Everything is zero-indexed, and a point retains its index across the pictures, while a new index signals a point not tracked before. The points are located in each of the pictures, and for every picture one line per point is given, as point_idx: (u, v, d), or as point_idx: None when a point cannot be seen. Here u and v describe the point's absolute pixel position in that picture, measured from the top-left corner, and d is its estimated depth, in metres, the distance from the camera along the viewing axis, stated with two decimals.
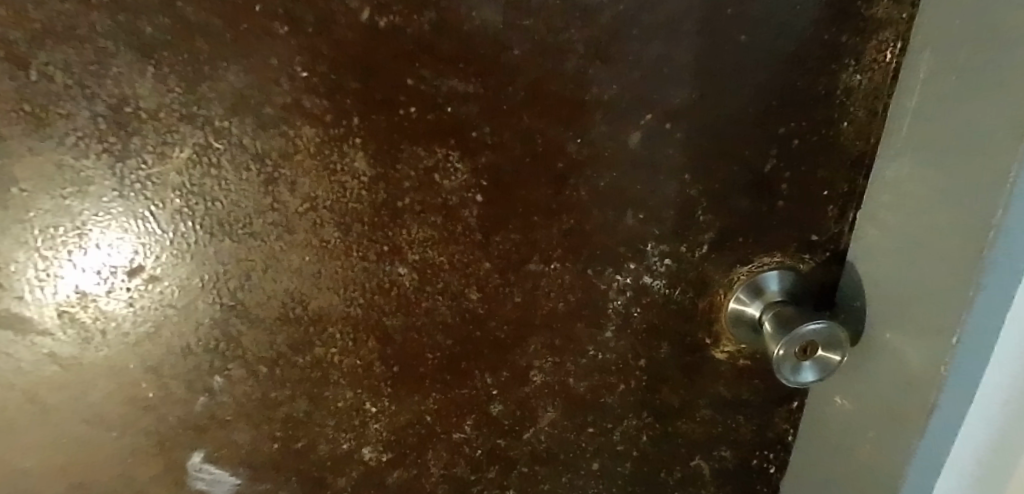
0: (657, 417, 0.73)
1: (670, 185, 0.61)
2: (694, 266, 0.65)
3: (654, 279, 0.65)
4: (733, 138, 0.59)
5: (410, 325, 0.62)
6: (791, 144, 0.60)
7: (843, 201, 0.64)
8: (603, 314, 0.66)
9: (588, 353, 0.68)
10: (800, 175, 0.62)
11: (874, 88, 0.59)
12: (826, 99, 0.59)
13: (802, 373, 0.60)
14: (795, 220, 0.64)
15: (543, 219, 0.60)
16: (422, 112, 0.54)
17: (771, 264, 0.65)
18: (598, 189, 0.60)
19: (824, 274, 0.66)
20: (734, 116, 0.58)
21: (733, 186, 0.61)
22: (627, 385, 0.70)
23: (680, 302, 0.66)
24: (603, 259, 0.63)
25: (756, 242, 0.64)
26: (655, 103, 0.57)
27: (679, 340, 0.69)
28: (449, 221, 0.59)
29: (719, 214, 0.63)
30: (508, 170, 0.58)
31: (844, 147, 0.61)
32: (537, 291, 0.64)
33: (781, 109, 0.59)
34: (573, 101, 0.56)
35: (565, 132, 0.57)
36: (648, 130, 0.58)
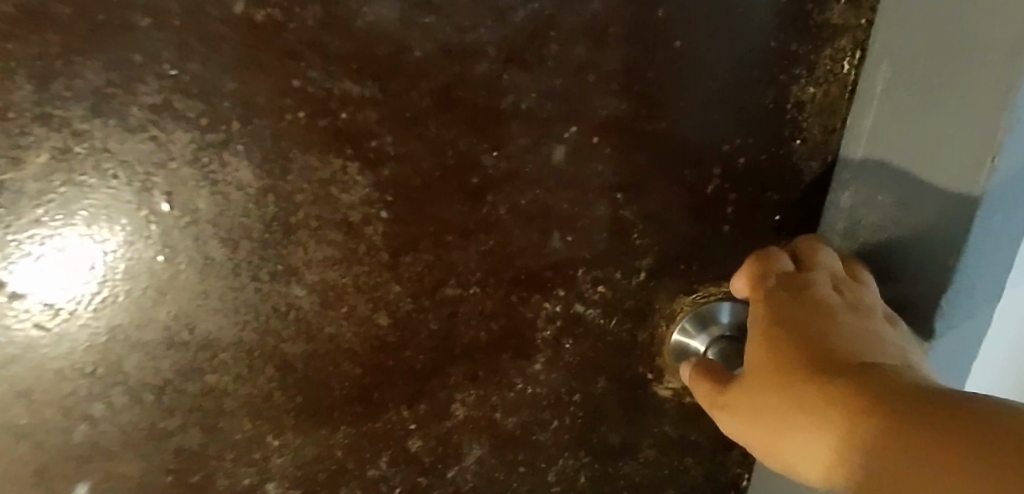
0: (598, 460, 0.65)
1: (600, 205, 0.54)
2: (632, 295, 0.58)
3: (587, 307, 0.59)
4: (671, 155, 0.53)
5: (314, 352, 0.57)
6: (737, 163, 0.54)
7: (797, 230, 0.56)
8: (530, 344, 0.60)
9: (516, 386, 0.61)
10: (748, 198, 0.55)
11: (830, 102, 0.52)
12: (775, 113, 0.53)
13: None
14: (743, 246, 0.57)
15: (459, 239, 0.54)
16: (313, 118, 0.48)
17: (719, 294, 0.59)
18: (519, 207, 0.54)
19: None
20: (671, 130, 0.52)
21: (673, 207, 0.55)
22: (563, 423, 0.63)
23: (617, 333, 0.60)
24: (528, 284, 0.57)
25: (701, 270, 0.58)
26: (580, 114, 0.51)
27: (617, 375, 0.62)
28: (351, 240, 0.53)
29: (658, 238, 0.56)
30: (416, 184, 0.52)
31: (798, 168, 0.54)
32: (455, 317, 0.57)
33: (724, 124, 0.53)
34: (486, 110, 0.50)
35: (479, 144, 0.51)
36: (574, 143, 0.52)
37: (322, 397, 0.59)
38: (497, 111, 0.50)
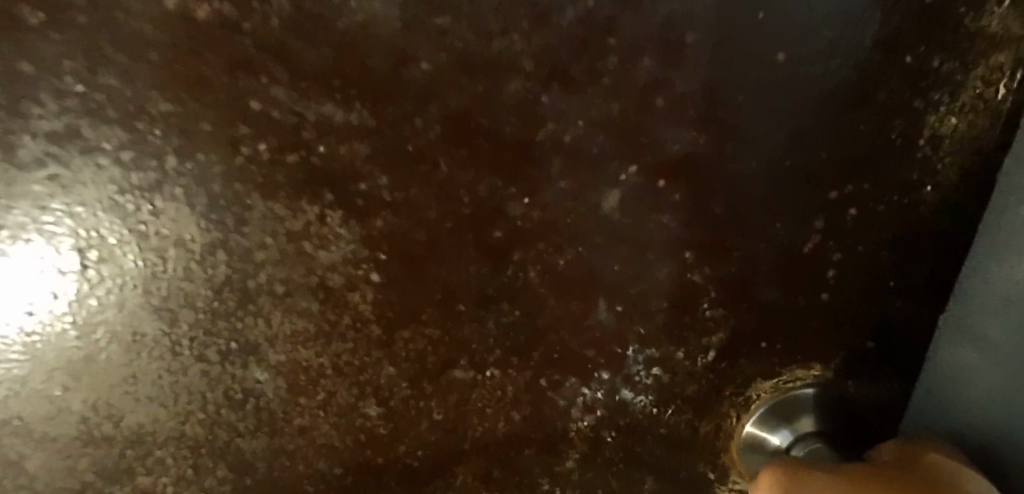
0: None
1: (662, 267, 0.41)
2: (695, 379, 0.45)
3: (637, 394, 0.45)
4: (761, 203, 0.40)
5: (279, 449, 0.43)
6: (846, 216, 0.41)
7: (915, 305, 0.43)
8: (561, 439, 0.46)
9: (541, 488, 0.47)
10: (857, 259, 0.42)
11: (976, 137, 0.39)
12: (901, 150, 0.40)
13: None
14: (842, 318, 0.44)
15: (474, 309, 0.41)
16: (278, 152, 0.35)
17: (806, 379, 0.45)
18: (555, 268, 0.40)
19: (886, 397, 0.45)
20: (764, 171, 0.39)
21: (756, 270, 0.42)
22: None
23: (673, 426, 0.47)
24: (561, 366, 0.44)
25: (786, 348, 0.45)
26: (643, 149, 0.38)
27: (672, 478, 0.48)
28: (332, 310, 0.39)
29: (735, 308, 0.43)
30: (419, 239, 0.38)
31: (927, 223, 0.41)
32: (466, 406, 0.44)
33: (831, 162, 0.40)
34: (517, 142, 0.37)
35: (506, 188, 0.38)
36: (632, 187, 0.39)
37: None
38: (532, 145, 0.37)
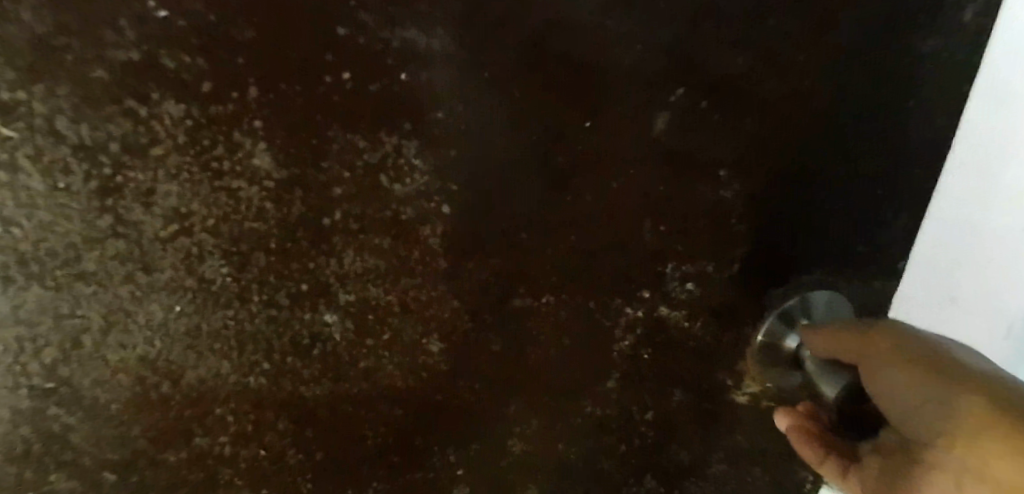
0: (660, 478, 0.57)
1: (701, 186, 0.45)
2: (723, 291, 0.50)
3: (672, 309, 0.49)
4: (783, 121, 0.44)
5: (343, 395, 0.43)
6: (848, 129, 0.46)
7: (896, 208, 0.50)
8: (604, 361, 0.49)
9: (584, 409, 0.51)
10: (859, 171, 0.48)
11: (950, 54, 0.44)
12: (892, 71, 0.44)
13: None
14: (843, 225, 0.50)
15: (533, 236, 0.43)
16: (361, 82, 0.35)
17: (808, 283, 0.51)
18: (608, 192, 0.43)
19: (866, 293, 0.53)
20: (789, 91, 0.43)
21: (777, 185, 0.47)
22: (631, 443, 0.54)
23: (702, 338, 0.51)
24: (607, 288, 0.47)
25: (796, 256, 0.50)
26: (690, 71, 0.41)
27: (696, 386, 0.53)
28: (403, 245, 0.40)
29: (755, 221, 0.48)
30: (489, 169, 0.39)
31: (907, 133, 0.47)
32: (522, 335, 0.46)
33: (840, 84, 0.44)
34: (584, 66, 0.38)
35: (570, 113, 0.40)
36: (679, 109, 0.42)
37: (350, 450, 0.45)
38: (597, 72, 0.39)
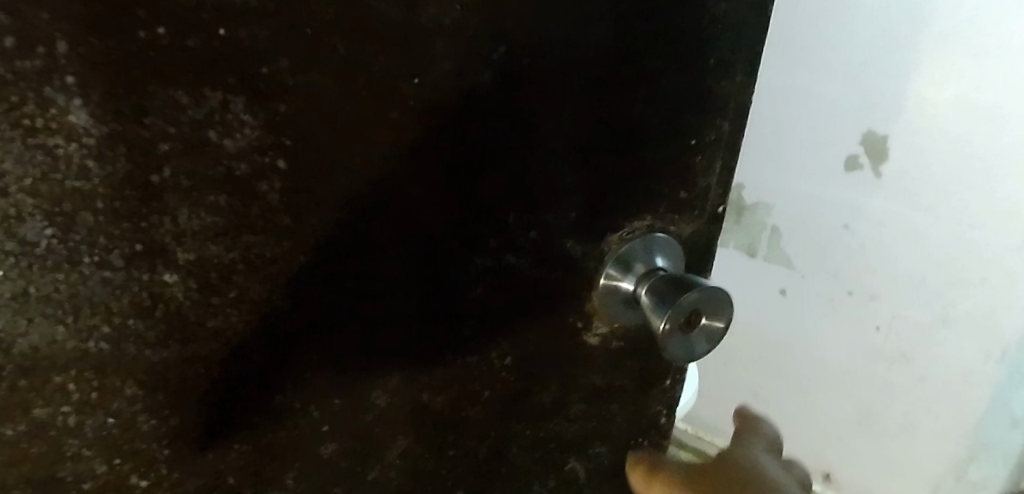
0: (525, 420, 0.62)
1: (531, 139, 0.49)
2: (561, 238, 0.54)
3: (518, 257, 0.54)
4: (601, 77, 0.49)
5: (193, 358, 0.44)
6: (658, 85, 0.52)
7: (708, 153, 0.57)
8: (461, 310, 0.54)
9: (443, 358, 0.55)
10: (672, 122, 0.54)
11: (736, 16, 0.52)
12: (690, 30, 0.51)
13: (681, 350, 0.55)
14: (660, 172, 0.55)
15: (373, 190, 0.45)
16: (177, 37, 0.36)
17: (640, 230, 0.57)
18: (444, 147, 0.46)
19: (692, 234, 0.60)
20: (602, 48, 0.48)
21: (600, 139, 0.51)
22: (493, 386, 0.59)
23: (547, 283, 0.56)
24: (456, 239, 0.50)
25: (625, 203, 0.55)
26: (509, 31, 0.45)
27: (549, 330, 0.59)
28: (239, 202, 0.41)
29: (587, 171, 0.52)
30: (320, 125, 0.41)
31: (712, 87, 0.54)
32: (373, 289, 0.48)
33: (643, 42, 0.49)
34: (406, 24, 0.41)
35: (398, 69, 0.42)
36: (503, 67, 0.45)
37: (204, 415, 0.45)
38: (419, 30, 0.42)
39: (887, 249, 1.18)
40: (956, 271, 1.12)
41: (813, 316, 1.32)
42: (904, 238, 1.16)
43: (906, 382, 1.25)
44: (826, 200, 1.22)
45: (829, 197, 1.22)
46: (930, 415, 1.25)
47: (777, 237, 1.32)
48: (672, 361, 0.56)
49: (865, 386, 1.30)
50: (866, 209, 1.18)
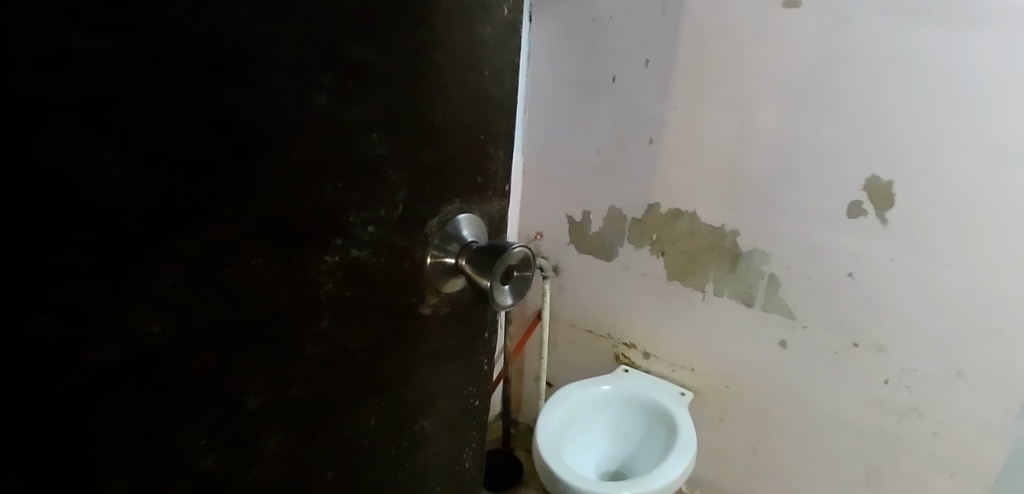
0: (379, 393, 0.74)
1: (361, 146, 0.61)
2: (393, 229, 0.67)
3: (361, 250, 0.65)
4: (405, 94, 0.63)
5: (72, 393, 0.47)
6: (452, 94, 0.67)
7: (495, 143, 0.74)
8: (316, 303, 0.64)
9: (306, 351, 0.65)
10: (466, 121, 0.69)
11: (499, 36, 0.69)
12: (470, 50, 0.67)
13: (503, 298, 0.72)
14: (459, 164, 0.70)
15: (234, 206, 0.53)
16: (39, 84, 0.41)
17: (453, 211, 0.71)
18: (290, 161, 0.56)
19: (493, 209, 0.76)
20: (401, 71, 0.62)
21: (414, 141, 0.65)
22: (350, 370, 0.70)
23: (387, 269, 0.69)
24: (306, 240, 0.60)
25: (438, 195, 0.70)
26: (334, 62, 0.57)
27: (391, 308, 0.71)
28: (109, 237, 0.46)
29: (405, 171, 0.66)
30: (182, 153, 0.49)
31: (491, 92, 0.71)
32: (243, 295, 0.57)
33: (438, 63, 0.65)
34: (241, 65, 0.51)
35: (246, 97, 0.51)
36: (331, 89, 0.57)
37: (91, 440, 0.49)
38: (255, 70, 0.52)
39: (902, 311, 1.89)
40: (965, 332, 1.82)
41: (801, 364, 2.09)
42: (912, 304, 1.87)
43: (870, 357, 1.97)
44: (828, 245, 1.95)
45: (837, 242, 1.93)
46: (932, 435, 1.94)
47: (772, 283, 2.08)
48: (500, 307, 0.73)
49: (832, 367, 2.04)
50: (853, 259, 1.92)
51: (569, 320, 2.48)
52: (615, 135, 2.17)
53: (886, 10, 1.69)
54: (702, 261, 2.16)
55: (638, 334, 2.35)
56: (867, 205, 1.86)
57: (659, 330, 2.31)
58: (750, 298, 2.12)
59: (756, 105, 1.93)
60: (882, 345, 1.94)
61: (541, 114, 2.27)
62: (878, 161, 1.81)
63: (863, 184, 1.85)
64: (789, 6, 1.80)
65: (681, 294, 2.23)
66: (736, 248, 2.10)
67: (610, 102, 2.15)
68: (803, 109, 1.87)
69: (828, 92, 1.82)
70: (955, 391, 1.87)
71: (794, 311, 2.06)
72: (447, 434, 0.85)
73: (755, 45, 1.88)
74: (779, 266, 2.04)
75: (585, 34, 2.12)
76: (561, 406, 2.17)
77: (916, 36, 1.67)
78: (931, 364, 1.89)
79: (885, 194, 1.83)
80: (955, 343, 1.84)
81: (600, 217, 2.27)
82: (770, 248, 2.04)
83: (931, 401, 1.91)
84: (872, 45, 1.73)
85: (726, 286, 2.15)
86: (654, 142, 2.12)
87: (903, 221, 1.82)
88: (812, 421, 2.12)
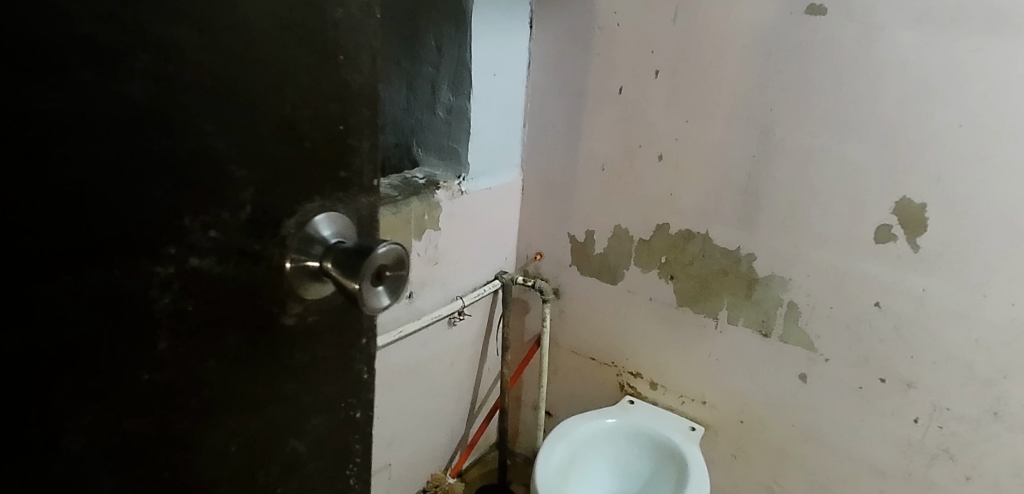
0: (241, 419, 0.62)
1: (194, 138, 0.51)
2: (240, 231, 0.56)
3: (203, 258, 0.54)
4: (242, 80, 0.53)
5: None
6: (302, 82, 0.58)
7: (361, 136, 0.65)
8: (150, 324, 0.52)
9: (142, 380, 0.52)
10: (323, 113, 0.60)
11: (355, 18, 0.60)
12: (320, 34, 0.58)
13: (380, 301, 0.62)
14: (320, 158, 0.61)
15: (18, 214, 0.43)
16: None
17: (313, 208, 0.61)
18: (97, 156, 0.46)
19: (361, 206, 0.66)
20: (231, 55, 0.52)
21: (260, 135, 0.56)
22: (204, 393, 0.58)
23: (238, 277, 0.57)
24: (131, 253, 0.49)
25: (293, 193, 0.60)
26: (150, 41, 0.47)
27: (246, 325, 0.60)
28: None
29: (253, 167, 0.56)
30: None
31: (351, 81, 0.62)
32: (46, 320, 0.46)
33: (281, 47, 0.56)
34: (8, 44, 0.41)
35: (22, 81, 0.42)
36: (146, 71, 0.47)
37: None
38: (34, 49, 0.42)
39: (935, 345, 1.70)
40: (1004, 369, 1.62)
41: (823, 399, 1.91)
42: (945, 337, 1.68)
43: (898, 392, 1.78)
44: (852, 271, 1.76)
45: (861, 268, 1.75)
46: (964, 480, 1.74)
47: (791, 311, 1.89)
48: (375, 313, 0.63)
49: (854, 403, 1.86)
50: (880, 287, 1.74)
51: (570, 347, 2.34)
52: (620, 151, 2.03)
53: (919, 15, 1.53)
54: (715, 287, 2.00)
55: (645, 362, 2.20)
56: (898, 229, 1.67)
57: (667, 357, 2.15)
58: (768, 328, 1.94)
59: (776, 120, 1.77)
60: (911, 381, 1.75)
61: (541, 127, 2.14)
62: (907, 180, 1.63)
63: (893, 205, 1.67)
64: (813, 12, 1.65)
65: (691, 321, 2.07)
66: (753, 272, 1.92)
67: (616, 115, 2.00)
68: (812, 120, 1.72)
69: (854, 105, 1.66)
70: (992, 433, 1.67)
71: (816, 342, 1.87)
72: (323, 455, 0.73)
73: (775, 55, 1.72)
74: (800, 294, 1.86)
75: (588, 42, 1.97)
76: (563, 443, 2.02)
77: (954, 46, 1.51)
78: (964, 403, 1.70)
79: (917, 219, 1.64)
80: (992, 380, 1.64)
81: (604, 237, 2.14)
82: (791, 274, 1.86)
83: (966, 445, 1.71)
84: (906, 54, 1.56)
85: (741, 313, 1.98)
86: (663, 159, 1.97)
87: (936, 248, 1.64)
88: (836, 463, 1.93)
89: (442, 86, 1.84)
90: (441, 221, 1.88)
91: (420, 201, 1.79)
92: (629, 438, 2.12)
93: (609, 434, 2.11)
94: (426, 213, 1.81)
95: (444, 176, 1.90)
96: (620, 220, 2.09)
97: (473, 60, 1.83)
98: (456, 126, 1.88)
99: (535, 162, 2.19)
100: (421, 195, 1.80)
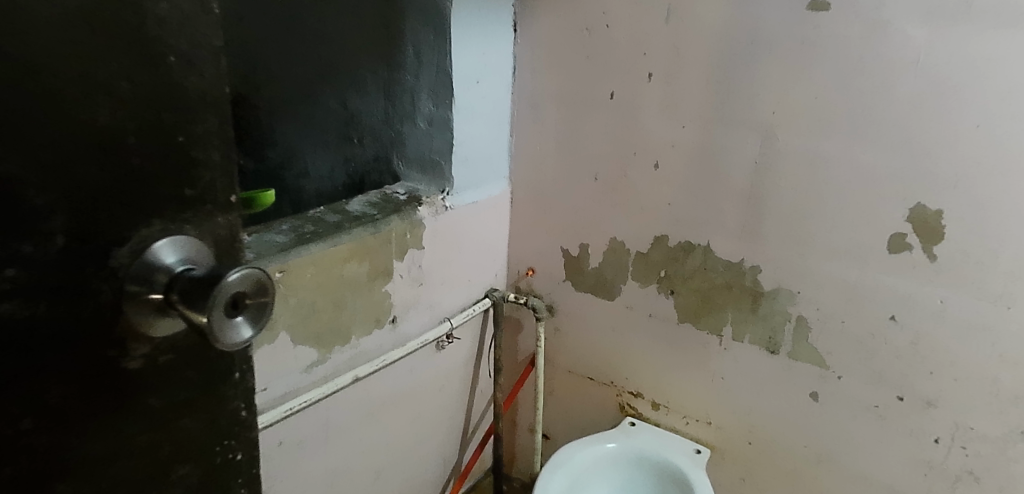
0: (74, 470, 0.63)
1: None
2: (48, 276, 0.58)
3: (2, 304, 0.55)
4: (42, 90, 0.54)
5: None
6: (122, 86, 0.59)
7: (204, 148, 0.67)
8: None
9: None
10: (152, 118, 0.62)
11: (182, 17, 0.62)
12: (142, 32, 0.59)
13: (241, 329, 0.64)
14: (152, 176, 0.63)
15: None
16: None
17: (151, 236, 0.64)
18: None
19: (200, 235, 0.68)
20: (22, 65, 0.53)
21: (71, 154, 0.57)
22: (13, 453, 0.58)
23: (50, 318, 0.59)
24: None
25: (121, 224, 0.61)
26: None
27: (70, 365, 0.61)
28: None
29: (61, 191, 0.57)
30: None
31: (182, 86, 0.63)
32: None
33: (93, 51, 0.57)
34: None
35: None
36: None
37: None
38: None
39: (956, 361, 1.55)
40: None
41: (837, 419, 1.76)
42: (965, 352, 1.53)
43: (917, 412, 1.63)
44: (863, 282, 1.63)
45: (872, 279, 1.61)
46: None
47: (799, 326, 1.76)
48: (236, 344, 0.65)
49: (869, 424, 1.72)
50: (896, 300, 1.59)
51: (567, 366, 2.25)
52: (611, 160, 1.93)
53: (931, 7, 1.39)
54: (717, 302, 1.88)
55: (646, 381, 2.09)
56: (911, 238, 1.54)
57: (668, 375, 2.04)
58: (775, 345, 1.81)
59: (775, 123, 1.65)
60: (931, 399, 1.61)
61: (528, 137, 2.06)
62: (922, 184, 1.49)
63: (905, 212, 1.53)
64: (815, 8, 1.52)
65: (694, 339, 1.95)
66: (758, 286, 1.79)
67: (606, 121, 1.90)
68: (814, 121, 1.59)
69: (861, 106, 1.52)
70: (1021, 454, 1.52)
71: (827, 359, 1.74)
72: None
73: (771, 53, 1.60)
74: (807, 307, 1.73)
75: (576, 45, 1.88)
76: (560, 472, 1.91)
77: (970, 41, 1.37)
78: (990, 423, 1.55)
79: (932, 227, 1.51)
80: (1019, 398, 1.50)
81: (599, 251, 2.04)
82: (798, 287, 1.73)
83: (992, 466, 1.57)
84: (918, 51, 1.43)
85: (747, 330, 1.85)
86: (659, 167, 1.86)
87: (955, 257, 1.49)
88: (853, 489, 1.79)
89: (422, 96, 1.84)
90: (425, 239, 1.80)
91: (401, 218, 1.72)
92: (633, 464, 2.00)
93: (611, 462, 2.00)
94: (408, 231, 1.74)
95: (427, 190, 1.88)
96: (614, 232, 1.99)
97: (454, 68, 1.76)
98: (438, 138, 1.85)
99: (524, 176, 2.11)
100: (402, 213, 1.74)
